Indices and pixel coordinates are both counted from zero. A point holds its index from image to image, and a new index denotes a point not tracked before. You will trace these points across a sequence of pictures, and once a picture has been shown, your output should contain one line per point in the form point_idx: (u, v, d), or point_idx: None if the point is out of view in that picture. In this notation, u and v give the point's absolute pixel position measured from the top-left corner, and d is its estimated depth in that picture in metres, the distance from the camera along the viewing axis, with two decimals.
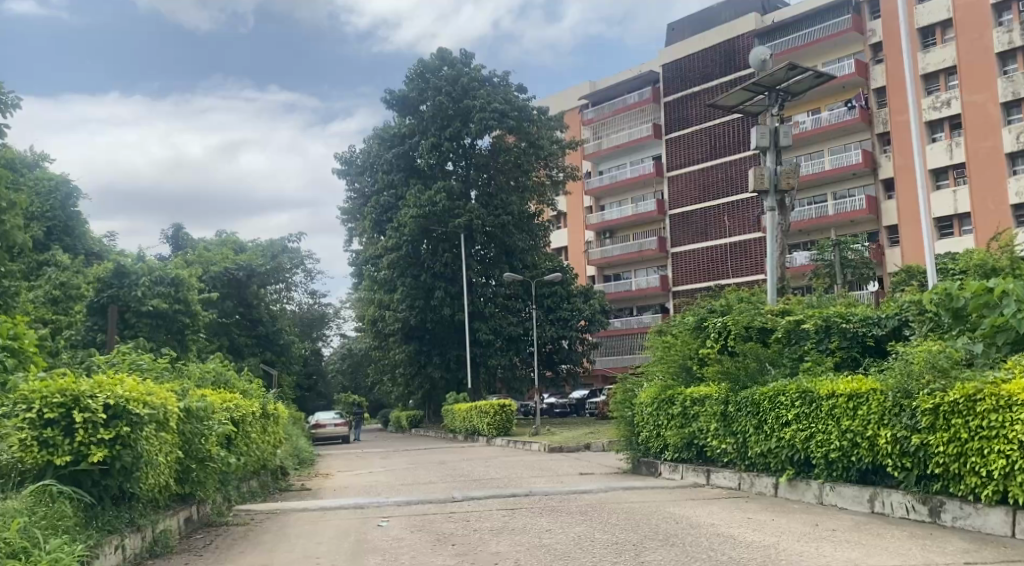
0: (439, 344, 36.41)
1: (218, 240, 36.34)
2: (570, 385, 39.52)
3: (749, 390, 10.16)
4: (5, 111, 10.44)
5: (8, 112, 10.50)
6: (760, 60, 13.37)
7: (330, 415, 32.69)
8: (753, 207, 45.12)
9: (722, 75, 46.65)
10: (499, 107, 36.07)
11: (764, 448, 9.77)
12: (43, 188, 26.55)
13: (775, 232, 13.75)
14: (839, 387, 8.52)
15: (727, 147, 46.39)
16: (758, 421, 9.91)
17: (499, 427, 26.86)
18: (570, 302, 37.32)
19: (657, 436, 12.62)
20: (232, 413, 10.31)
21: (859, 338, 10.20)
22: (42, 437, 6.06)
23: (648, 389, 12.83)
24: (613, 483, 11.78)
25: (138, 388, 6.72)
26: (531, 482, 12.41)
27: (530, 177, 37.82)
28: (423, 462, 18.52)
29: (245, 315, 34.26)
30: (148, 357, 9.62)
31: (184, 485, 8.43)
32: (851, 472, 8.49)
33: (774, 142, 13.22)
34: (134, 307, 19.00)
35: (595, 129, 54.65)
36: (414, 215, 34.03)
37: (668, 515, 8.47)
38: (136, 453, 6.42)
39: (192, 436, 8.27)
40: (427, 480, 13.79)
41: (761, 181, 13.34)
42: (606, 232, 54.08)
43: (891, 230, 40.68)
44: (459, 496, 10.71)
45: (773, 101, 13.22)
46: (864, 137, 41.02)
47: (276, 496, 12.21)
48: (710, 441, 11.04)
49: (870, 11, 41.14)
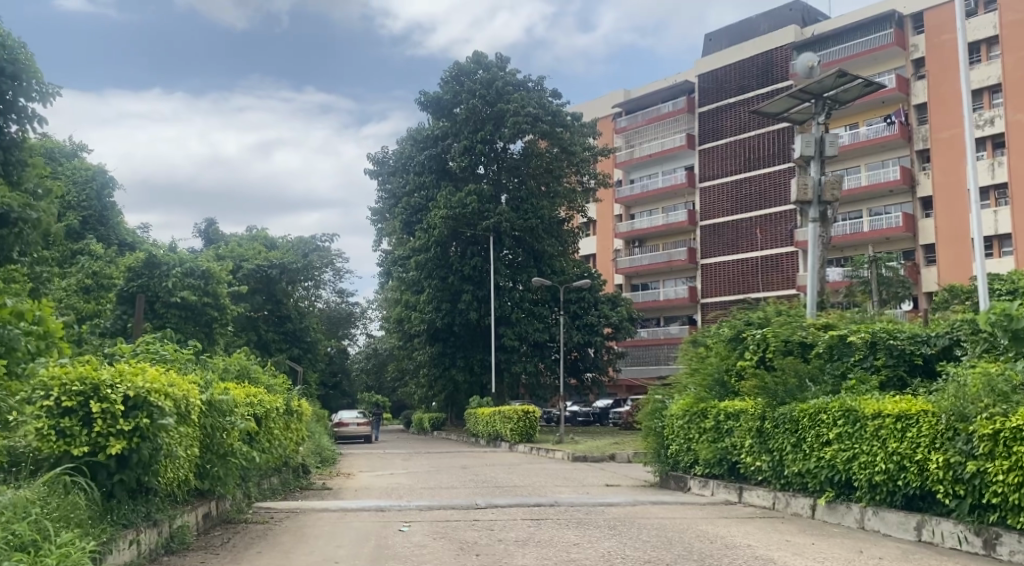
0: (464, 347, 36.17)
1: (249, 235, 36.47)
2: (595, 393, 39.09)
3: (788, 407, 9.79)
4: (45, 100, 10.38)
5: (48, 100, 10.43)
6: (807, 67, 12.96)
7: (354, 415, 32.64)
8: (786, 221, 44.49)
9: (759, 86, 46.05)
10: (533, 111, 35.87)
11: (802, 467, 9.36)
12: (80, 177, 26.82)
13: (817, 245, 13.33)
14: (887, 407, 8.13)
15: (762, 159, 45.75)
16: (796, 439, 9.54)
17: (521, 434, 26.53)
18: (598, 308, 36.81)
19: (686, 450, 12.28)
20: (255, 408, 10.13)
21: (907, 356, 9.74)
22: (59, 427, 5.88)
23: (679, 400, 12.47)
24: (640, 496, 11.46)
25: (160, 380, 6.52)
26: (556, 491, 12.14)
27: (561, 182, 37.52)
28: (447, 465, 18.26)
29: (273, 311, 34.37)
30: (172, 347, 9.47)
31: (204, 480, 8.25)
32: (895, 498, 8.07)
33: (820, 151, 12.80)
34: (163, 298, 19.06)
35: (628, 137, 54.19)
36: (444, 216, 34.01)
37: (701, 533, 8.12)
38: (155, 445, 6.20)
39: (213, 429, 8.07)
40: (449, 485, 13.53)
41: (804, 192, 12.99)
42: (636, 240, 53.58)
43: (928, 249, 39.83)
44: (482, 503, 10.46)
45: (819, 110, 12.80)
46: (903, 153, 40.20)
47: (296, 494, 12.03)
48: (744, 458, 10.66)
49: (914, 26, 40.38)
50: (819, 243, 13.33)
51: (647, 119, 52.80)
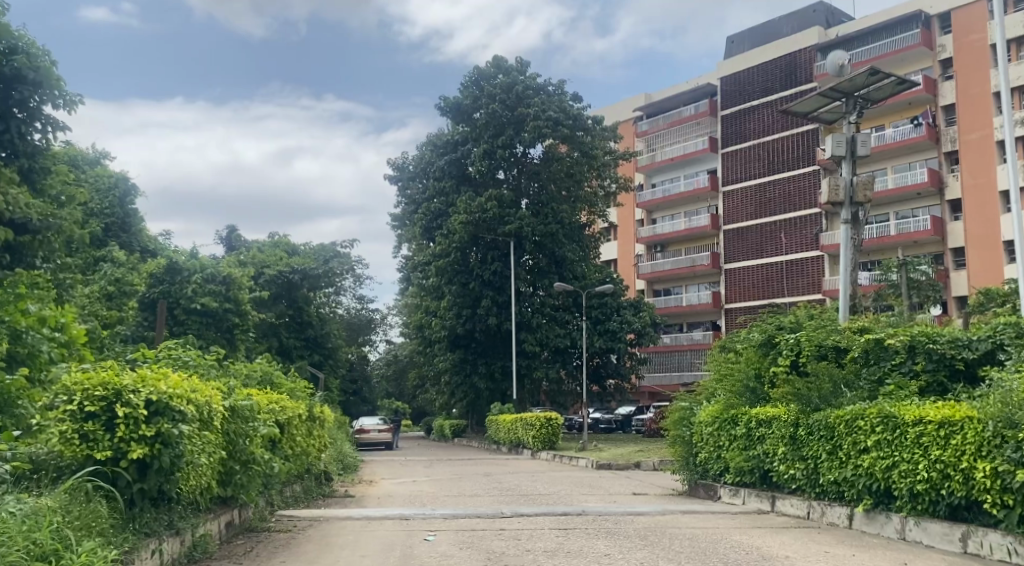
0: (485, 353, 35.98)
1: (271, 242, 36.53)
2: (617, 400, 38.75)
3: (822, 413, 9.51)
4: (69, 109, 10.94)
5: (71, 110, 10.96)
6: (838, 65, 12.68)
7: (375, 421, 32.59)
8: (811, 225, 44.00)
9: (782, 88, 45.57)
10: (554, 115, 35.61)
11: (838, 475, 9.07)
12: (103, 185, 27.08)
13: (849, 248, 13.00)
14: (929, 413, 7.84)
15: (786, 162, 45.25)
16: (832, 446, 9.24)
17: (544, 440, 26.25)
18: (620, 314, 36.37)
19: (717, 458, 12.01)
20: (278, 415, 10.02)
21: (947, 361, 9.42)
22: (82, 432, 5.76)
23: (709, 407, 12.21)
24: (669, 505, 11.22)
25: (182, 386, 6.39)
26: (583, 500, 11.92)
27: (582, 187, 37.29)
28: (469, 473, 18.07)
29: (294, 317, 34.41)
30: (195, 353, 9.39)
31: (227, 488, 8.12)
32: (939, 507, 7.76)
33: (852, 151, 12.49)
34: (183, 304, 19.05)
35: (649, 141, 53.88)
36: (464, 221, 33.93)
37: (738, 544, 7.87)
38: (177, 452, 6.03)
39: (236, 435, 7.93)
40: (473, 493, 13.34)
41: (835, 193, 12.67)
42: (657, 245, 53.19)
43: (957, 253, 39.11)
44: (508, 511, 10.25)
45: (851, 109, 12.49)
46: (931, 155, 39.58)
47: (318, 501, 11.89)
48: (778, 466, 10.37)
49: (941, 27, 39.78)
50: (851, 246, 12.99)
51: (668, 123, 52.46)
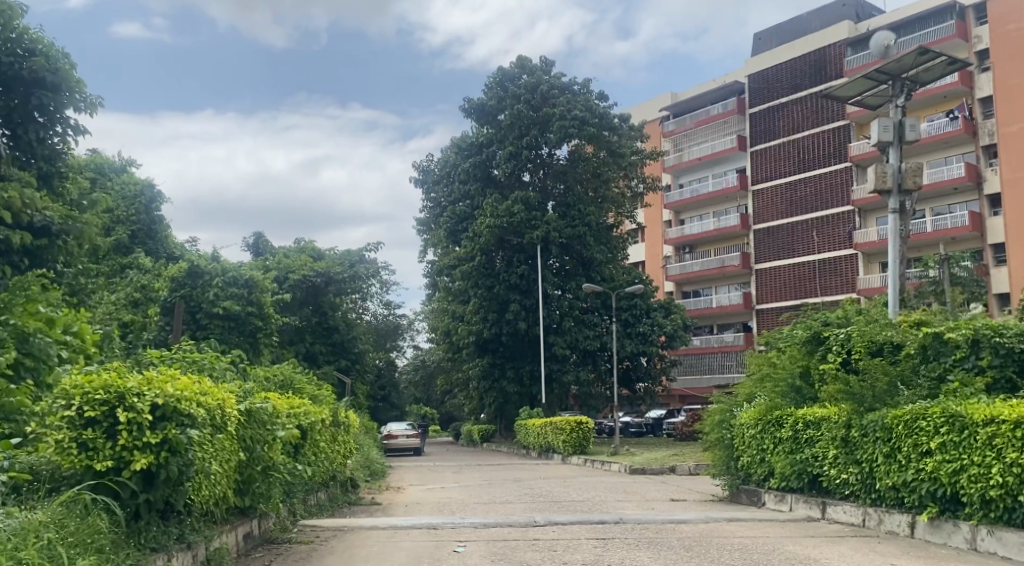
0: (513, 357, 35.45)
1: (296, 248, 36.14)
2: (647, 404, 38.00)
3: (878, 414, 8.88)
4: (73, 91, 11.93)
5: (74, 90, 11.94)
6: (883, 46, 12.04)
7: (402, 427, 32.14)
8: (844, 223, 43.03)
9: (812, 84, 44.58)
10: (579, 114, 34.91)
11: (897, 480, 8.42)
12: (129, 192, 26.98)
13: (898, 239, 12.25)
14: (1002, 413, 7.21)
15: (817, 159, 44.27)
16: (890, 449, 8.59)
17: (575, 445, 25.63)
18: (650, 317, 35.55)
19: (760, 462, 11.35)
20: (301, 419, 9.58)
21: (1016, 356, 8.70)
22: (81, 440, 5.32)
23: (751, 409, 11.58)
24: (712, 512, 10.61)
25: (190, 388, 5.96)
26: (620, 507, 11.35)
27: (609, 187, 36.64)
28: (499, 478, 17.59)
29: (321, 322, 34.18)
30: (210, 355, 9.02)
31: (245, 497, 7.69)
32: (1016, 515, 7.09)
33: (899, 136, 11.79)
34: (205, 308, 18.78)
35: (676, 141, 53.12)
36: (490, 224, 33.37)
37: (792, 555, 7.27)
38: (184, 461, 5.61)
39: (253, 442, 7.46)
40: (503, 499, 12.83)
41: (883, 180, 11.98)
42: (685, 246, 52.36)
43: (997, 248, 37.89)
44: (542, 520, 9.72)
45: (898, 91, 11.78)
46: (968, 149, 38.52)
47: (344, 510, 11.44)
48: (829, 470, 9.74)
49: (977, 17, 38.63)
50: (899, 237, 12.26)
51: (695, 123, 51.62)
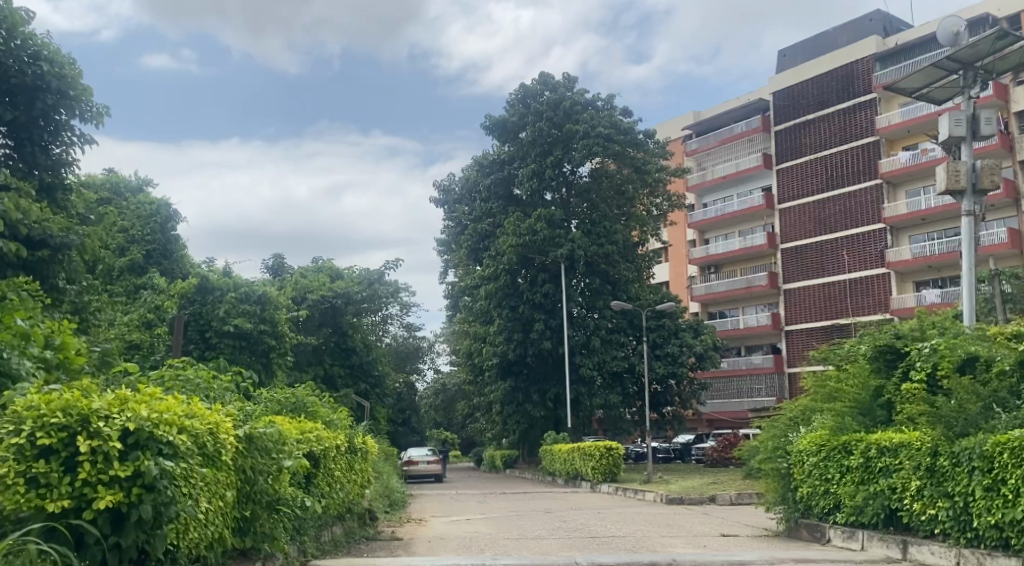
0: (538, 380, 34.27)
1: (314, 267, 35.30)
2: (675, 429, 36.68)
3: (974, 440, 7.71)
4: (84, 101, 11.59)
5: (84, 100, 11.58)
6: (950, 34, 10.96)
7: (422, 452, 31.02)
8: (875, 242, 41.65)
9: (840, 100, 43.52)
10: (604, 132, 33.97)
11: (1001, 516, 7.22)
12: (144, 212, 26.20)
13: (972, 244, 11.00)
14: None
15: (847, 175, 43.01)
16: (990, 480, 7.38)
17: (604, 472, 24.39)
18: (679, 337, 34.30)
19: (824, 493, 10.05)
20: (312, 446, 8.53)
21: None
22: (30, 474, 4.32)
23: (813, 433, 10.34)
24: (777, 552, 9.36)
25: (174, 410, 5.00)
26: (668, 545, 10.16)
27: (634, 205, 35.53)
28: (528, 509, 16.37)
29: (339, 344, 33.22)
30: (207, 374, 8.03)
31: (244, 537, 6.62)
32: None
33: (973, 130, 10.62)
34: (216, 326, 17.92)
35: (699, 159, 52.00)
36: (514, 244, 32.46)
37: None
38: (163, 499, 4.59)
39: (254, 473, 6.42)
40: (537, 534, 11.66)
41: (955, 179, 10.81)
42: (711, 266, 51.07)
43: None
44: (583, 561, 8.57)
45: (970, 81, 10.71)
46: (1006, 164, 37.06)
47: (362, 546, 10.34)
48: (910, 504, 8.52)
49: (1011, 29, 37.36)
50: (974, 244, 11.03)
51: (720, 140, 50.58)
